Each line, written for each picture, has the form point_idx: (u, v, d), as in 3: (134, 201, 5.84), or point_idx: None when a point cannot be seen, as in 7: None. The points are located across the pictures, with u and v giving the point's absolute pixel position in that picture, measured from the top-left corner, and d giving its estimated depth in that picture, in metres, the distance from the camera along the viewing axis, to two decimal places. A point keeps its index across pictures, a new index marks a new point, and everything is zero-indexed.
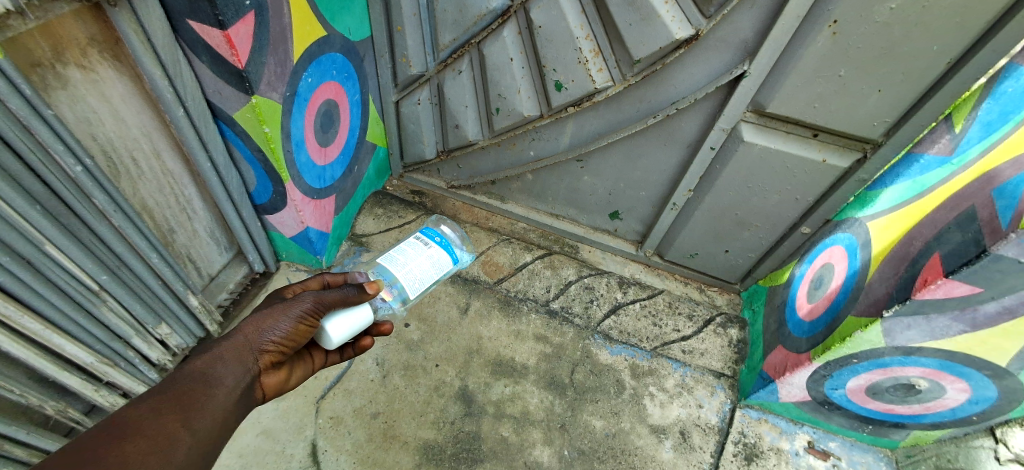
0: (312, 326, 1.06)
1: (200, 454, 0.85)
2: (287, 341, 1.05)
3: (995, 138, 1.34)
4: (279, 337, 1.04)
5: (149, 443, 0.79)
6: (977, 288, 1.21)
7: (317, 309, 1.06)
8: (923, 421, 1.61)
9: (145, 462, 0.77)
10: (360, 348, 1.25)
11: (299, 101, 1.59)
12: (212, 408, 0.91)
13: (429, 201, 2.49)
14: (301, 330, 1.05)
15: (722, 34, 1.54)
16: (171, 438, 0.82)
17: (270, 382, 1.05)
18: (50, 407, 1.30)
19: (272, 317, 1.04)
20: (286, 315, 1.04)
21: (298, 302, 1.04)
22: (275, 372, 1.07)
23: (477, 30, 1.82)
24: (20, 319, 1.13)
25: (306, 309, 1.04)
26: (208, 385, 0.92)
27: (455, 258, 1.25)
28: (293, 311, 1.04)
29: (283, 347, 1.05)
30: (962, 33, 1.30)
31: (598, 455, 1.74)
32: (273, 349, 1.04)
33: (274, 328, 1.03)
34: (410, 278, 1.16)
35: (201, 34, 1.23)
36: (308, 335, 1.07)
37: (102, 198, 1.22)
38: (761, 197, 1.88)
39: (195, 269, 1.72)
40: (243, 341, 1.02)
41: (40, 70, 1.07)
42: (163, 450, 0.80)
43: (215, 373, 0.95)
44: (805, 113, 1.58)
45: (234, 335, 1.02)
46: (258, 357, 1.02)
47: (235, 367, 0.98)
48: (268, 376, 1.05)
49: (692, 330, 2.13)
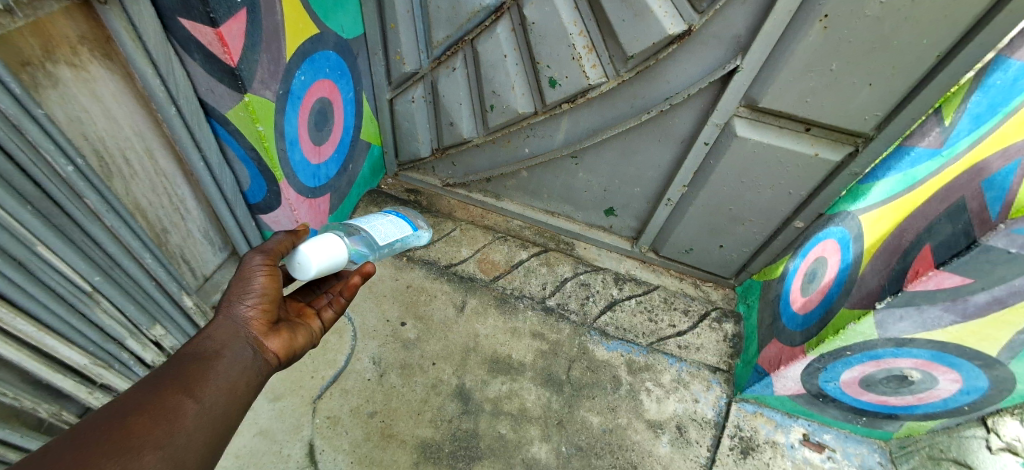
0: (275, 273, 1.16)
1: (211, 420, 0.92)
2: (264, 301, 1.13)
3: (983, 130, 1.35)
4: (255, 300, 1.12)
5: (154, 416, 0.85)
6: (968, 279, 1.22)
7: (271, 257, 1.17)
8: (916, 412, 1.63)
9: (155, 431, 0.83)
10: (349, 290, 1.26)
11: (292, 100, 1.58)
12: (216, 375, 0.98)
13: (424, 199, 2.48)
14: (268, 281, 1.15)
15: (715, 29, 1.55)
16: (176, 410, 0.88)
17: (274, 343, 1.12)
18: (44, 409, 1.29)
19: (239, 286, 1.12)
20: (250, 275, 1.13)
21: (250, 260, 1.14)
22: (273, 335, 1.13)
23: (471, 27, 1.82)
24: (12, 321, 1.12)
25: (260, 263, 1.15)
26: (205, 359, 0.99)
27: (410, 224, 1.56)
28: (251, 269, 1.14)
29: (265, 308, 1.13)
30: (951, 27, 1.31)
31: (595, 451, 1.75)
32: (256, 311, 1.12)
33: (246, 292, 1.12)
34: (379, 230, 1.42)
35: (193, 32, 1.23)
36: (278, 287, 1.17)
37: (94, 199, 1.21)
38: (754, 192, 1.89)
39: (189, 270, 1.71)
40: (226, 318, 1.08)
41: (30, 69, 1.06)
42: (170, 422, 0.86)
43: (209, 348, 1.02)
44: (797, 107, 1.59)
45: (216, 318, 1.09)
46: (247, 325, 1.09)
47: (228, 338, 1.05)
48: (270, 341, 1.12)
49: (688, 325, 2.14)
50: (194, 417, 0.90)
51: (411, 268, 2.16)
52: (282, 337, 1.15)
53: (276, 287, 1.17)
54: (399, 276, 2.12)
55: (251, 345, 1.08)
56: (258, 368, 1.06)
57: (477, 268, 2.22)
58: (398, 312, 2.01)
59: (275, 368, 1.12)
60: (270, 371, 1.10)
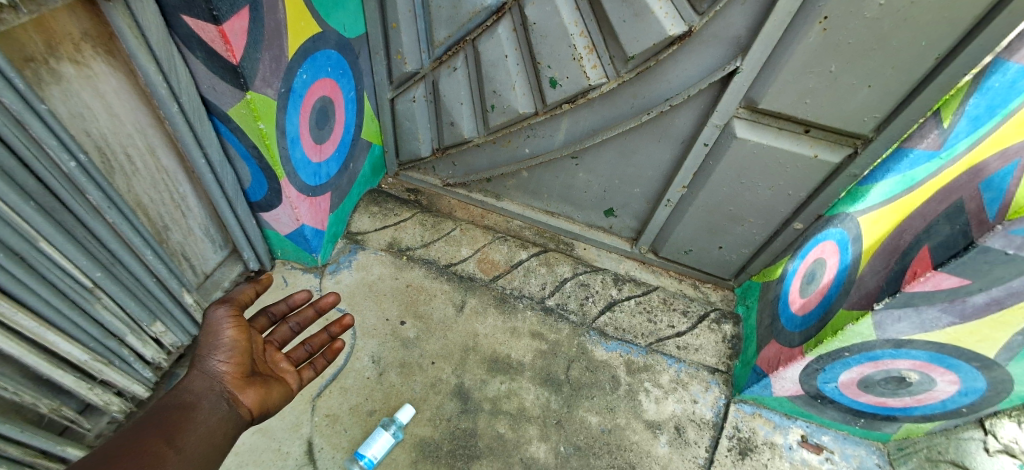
0: (242, 324, 1.27)
1: (191, 465, 1.01)
2: (235, 352, 1.23)
3: (982, 132, 1.36)
4: (225, 352, 1.21)
5: (139, 459, 0.94)
6: (965, 280, 1.23)
7: (235, 308, 1.28)
8: (913, 413, 1.63)
9: None
10: (333, 353, 1.47)
11: (294, 97, 1.59)
12: (194, 425, 1.07)
13: (424, 199, 2.49)
14: (237, 334, 1.25)
15: (714, 31, 1.55)
16: (159, 458, 0.97)
17: (248, 395, 1.20)
18: (44, 404, 1.28)
19: (211, 339, 1.22)
20: (218, 328, 1.23)
21: (215, 314, 1.25)
22: (249, 388, 1.22)
23: (472, 27, 1.83)
24: (14, 316, 1.12)
25: (225, 317, 1.25)
26: (183, 410, 1.09)
27: None
28: (219, 322, 1.24)
29: (237, 361, 1.22)
30: (949, 29, 1.32)
31: (594, 451, 1.75)
32: (229, 363, 1.21)
33: (216, 346, 1.21)
34: None
35: (195, 29, 1.23)
36: (248, 340, 1.27)
37: (96, 194, 1.21)
38: (753, 192, 1.90)
39: (189, 267, 1.72)
40: (200, 372, 1.18)
41: (33, 64, 1.07)
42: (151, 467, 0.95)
43: (187, 400, 1.11)
44: (796, 108, 1.60)
45: (189, 373, 1.18)
46: (221, 378, 1.18)
47: (204, 390, 1.15)
48: (246, 394, 1.20)
49: (687, 326, 2.15)
50: (174, 463, 0.98)
51: (411, 267, 2.16)
52: (257, 390, 1.23)
53: (246, 338, 1.27)
54: (399, 275, 2.12)
55: (226, 398, 1.16)
56: (233, 419, 1.15)
57: (476, 267, 2.22)
58: (398, 310, 2.01)
59: (250, 421, 1.21)
60: (245, 424, 1.19)
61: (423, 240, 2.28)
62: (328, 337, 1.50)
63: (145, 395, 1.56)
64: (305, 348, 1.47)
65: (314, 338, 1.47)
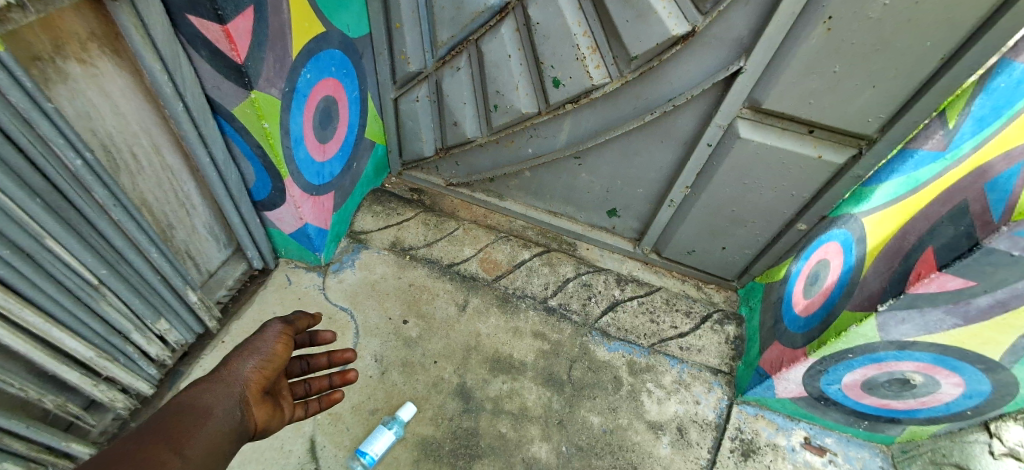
0: (289, 342, 1.22)
1: None
2: (266, 365, 1.16)
3: (988, 133, 1.35)
4: (258, 361, 1.15)
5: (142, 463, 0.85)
6: (970, 282, 1.22)
7: (289, 328, 1.24)
8: (918, 416, 1.62)
9: None
10: (330, 402, 1.31)
11: (298, 97, 1.59)
12: (202, 433, 0.98)
13: (427, 198, 2.50)
14: (279, 348, 1.19)
15: (718, 31, 1.55)
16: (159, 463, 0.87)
17: (261, 413, 1.11)
18: (50, 401, 1.29)
19: (251, 345, 1.17)
20: (265, 337, 1.19)
21: (271, 327, 1.22)
22: (263, 405, 1.13)
23: (475, 27, 1.83)
24: (20, 313, 1.13)
25: (277, 329, 1.21)
26: (195, 416, 1.00)
27: None
28: (269, 334, 1.20)
29: (266, 373, 1.15)
30: (954, 29, 1.31)
31: (596, 451, 1.75)
32: (258, 373, 1.14)
33: (256, 351, 1.16)
34: None
35: (200, 29, 1.24)
36: (286, 355, 1.21)
37: (102, 192, 1.22)
38: (756, 193, 1.89)
39: (193, 265, 1.74)
40: (226, 375, 1.11)
41: (40, 63, 1.08)
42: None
43: (202, 402, 1.03)
44: (800, 109, 1.60)
45: (216, 373, 1.11)
46: (244, 386, 1.10)
47: (222, 395, 1.07)
48: (259, 410, 1.12)
49: (690, 327, 2.14)
50: None
51: (414, 267, 2.17)
52: (268, 409, 1.14)
53: (285, 355, 1.21)
54: (402, 275, 2.13)
55: (241, 407, 1.08)
56: (239, 434, 1.05)
57: (479, 267, 2.22)
58: (400, 309, 2.01)
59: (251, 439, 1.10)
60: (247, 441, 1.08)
61: (426, 239, 2.29)
62: (329, 385, 1.34)
63: (149, 392, 1.58)
64: (305, 387, 1.32)
65: (317, 381, 1.32)
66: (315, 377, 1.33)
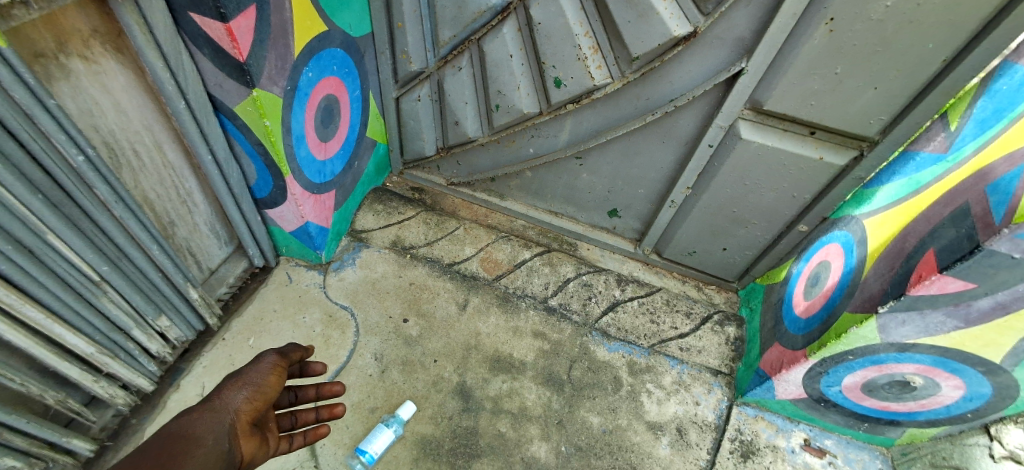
0: (281, 373, 1.26)
1: None
2: (258, 396, 1.18)
3: (989, 135, 1.34)
4: (251, 391, 1.18)
5: None
6: (971, 284, 1.22)
7: (283, 360, 1.29)
8: (918, 418, 1.62)
9: None
10: (315, 436, 1.33)
11: (299, 96, 1.60)
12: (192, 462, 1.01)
13: (428, 198, 2.50)
14: (272, 379, 1.22)
15: (719, 32, 1.55)
16: None
17: (249, 444, 1.12)
18: (51, 396, 1.29)
19: (244, 376, 1.20)
20: (257, 368, 1.23)
21: (265, 358, 1.26)
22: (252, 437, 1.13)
23: (477, 26, 1.84)
24: (21, 308, 1.13)
25: (269, 362, 1.26)
26: (186, 444, 1.03)
27: None
28: (263, 365, 1.24)
29: (256, 404, 1.17)
30: (957, 31, 1.31)
31: (595, 451, 1.75)
32: (248, 403, 1.16)
33: (248, 382, 1.19)
34: None
35: (202, 26, 1.24)
36: (277, 388, 1.23)
37: (103, 189, 1.23)
38: (757, 195, 1.89)
39: (194, 263, 1.74)
40: (217, 404, 1.13)
41: (43, 60, 1.08)
42: None
43: (194, 430, 1.07)
44: (802, 110, 1.59)
45: (207, 402, 1.13)
46: (234, 415, 1.12)
47: (213, 424, 1.09)
48: (247, 442, 1.12)
49: (690, 328, 2.14)
50: None
51: (414, 266, 2.17)
52: (257, 442, 1.14)
53: (276, 387, 1.23)
54: (403, 273, 2.13)
55: (230, 437, 1.09)
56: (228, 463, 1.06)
57: (479, 266, 2.23)
58: (400, 308, 2.02)
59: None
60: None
61: (427, 238, 2.29)
62: (315, 419, 1.37)
63: (150, 388, 1.59)
64: (291, 420, 1.34)
65: (303, 413, 1.35)
66: (301, 410, 1.36)
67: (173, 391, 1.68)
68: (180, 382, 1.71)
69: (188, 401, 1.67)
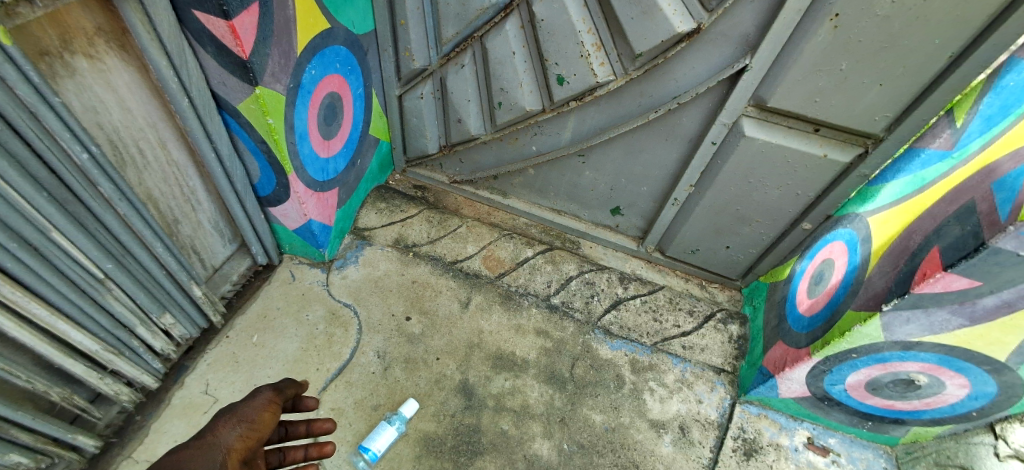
0: (275, 410, 1.20)
1: None
2: (252, 433, 1.13)
3: (995, 132, 1.33)
4: (244, 428, 1.13)
5: None
6: (976, 282, 1.21)
7: (277, 396, 1.24)
8: (923, 417, 1.61)
9: None
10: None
11: (303, 93, 1.60)
12: None
13: (431, 196, 2.50)
14: (266, 416, 1.17)
15: (723, 28, 1.54)
16: None
17: None
18: (56, 393, 1.30)
19: (237, 410, 1.15)
20: (251, 402, 1.18)
21: (259, 395, 1.21)
22: None
23: (480, 23, 1.84)
24: (26, 305, 1.14)
25: (266, 397, 1.21)
26: None
27: None
28: (256, 403, 1.18)
29: (249, 440, 1.12)
30: (963, 27, 1.30)
31: (597, 449, 1.75)
32: (241, 439, 1.11)
33: (242, 417, 1.14)
34: None
35: (206, 23, 1.25)
36: (272, 425, 1.18)
37: (108, 186, 1.23)
38: (761, 192, 1.88)
39: (198, 260, 1.75)
40: (208, 439, 1.09)
41: (48, 58, 1.09)
42: None
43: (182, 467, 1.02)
44: (806, 107, 1.59)
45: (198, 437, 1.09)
46: (225, 452, 1.07)
47: (203, 461, 1.05)
48: None
49: (693, 326, 2.14)
50: None
51: (417, 264, 2.17)
52: None
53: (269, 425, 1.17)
54: (405, 271, 2.13)
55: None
56: None
57: (482, 265, 2.23)
58: (403, 306, 2.02)
59: None
60: None
61: (430, 236, 2.29)
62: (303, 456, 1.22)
63: (155, 385, 1.60)
64: (279, 456, 1.23)
65: (291, 450, 1.23)
66: (290, 446, 1.23)
67: (177, 388, 1.69)
68: (185, 379, 1.71)
69: (192, 398, 1.67)
